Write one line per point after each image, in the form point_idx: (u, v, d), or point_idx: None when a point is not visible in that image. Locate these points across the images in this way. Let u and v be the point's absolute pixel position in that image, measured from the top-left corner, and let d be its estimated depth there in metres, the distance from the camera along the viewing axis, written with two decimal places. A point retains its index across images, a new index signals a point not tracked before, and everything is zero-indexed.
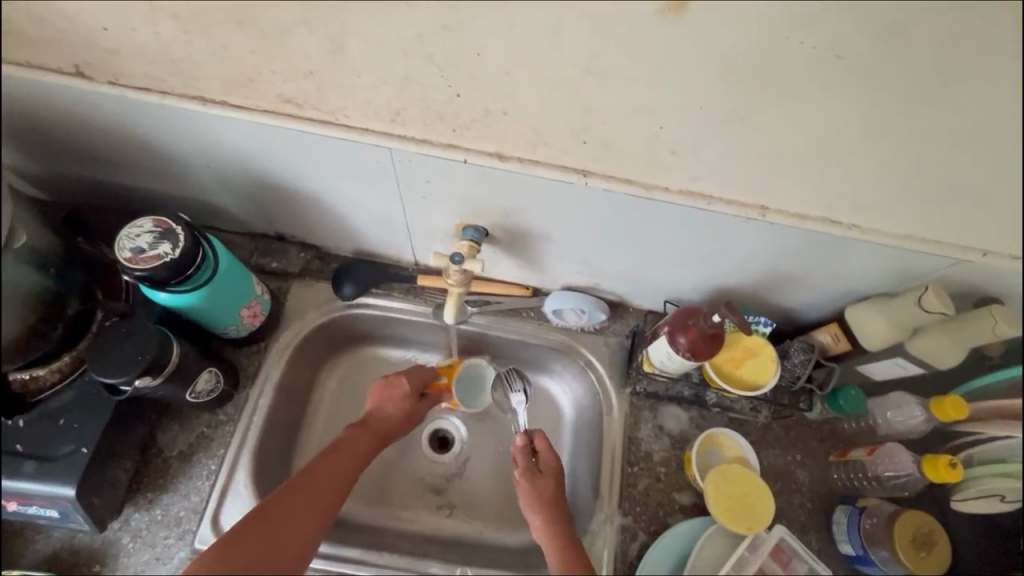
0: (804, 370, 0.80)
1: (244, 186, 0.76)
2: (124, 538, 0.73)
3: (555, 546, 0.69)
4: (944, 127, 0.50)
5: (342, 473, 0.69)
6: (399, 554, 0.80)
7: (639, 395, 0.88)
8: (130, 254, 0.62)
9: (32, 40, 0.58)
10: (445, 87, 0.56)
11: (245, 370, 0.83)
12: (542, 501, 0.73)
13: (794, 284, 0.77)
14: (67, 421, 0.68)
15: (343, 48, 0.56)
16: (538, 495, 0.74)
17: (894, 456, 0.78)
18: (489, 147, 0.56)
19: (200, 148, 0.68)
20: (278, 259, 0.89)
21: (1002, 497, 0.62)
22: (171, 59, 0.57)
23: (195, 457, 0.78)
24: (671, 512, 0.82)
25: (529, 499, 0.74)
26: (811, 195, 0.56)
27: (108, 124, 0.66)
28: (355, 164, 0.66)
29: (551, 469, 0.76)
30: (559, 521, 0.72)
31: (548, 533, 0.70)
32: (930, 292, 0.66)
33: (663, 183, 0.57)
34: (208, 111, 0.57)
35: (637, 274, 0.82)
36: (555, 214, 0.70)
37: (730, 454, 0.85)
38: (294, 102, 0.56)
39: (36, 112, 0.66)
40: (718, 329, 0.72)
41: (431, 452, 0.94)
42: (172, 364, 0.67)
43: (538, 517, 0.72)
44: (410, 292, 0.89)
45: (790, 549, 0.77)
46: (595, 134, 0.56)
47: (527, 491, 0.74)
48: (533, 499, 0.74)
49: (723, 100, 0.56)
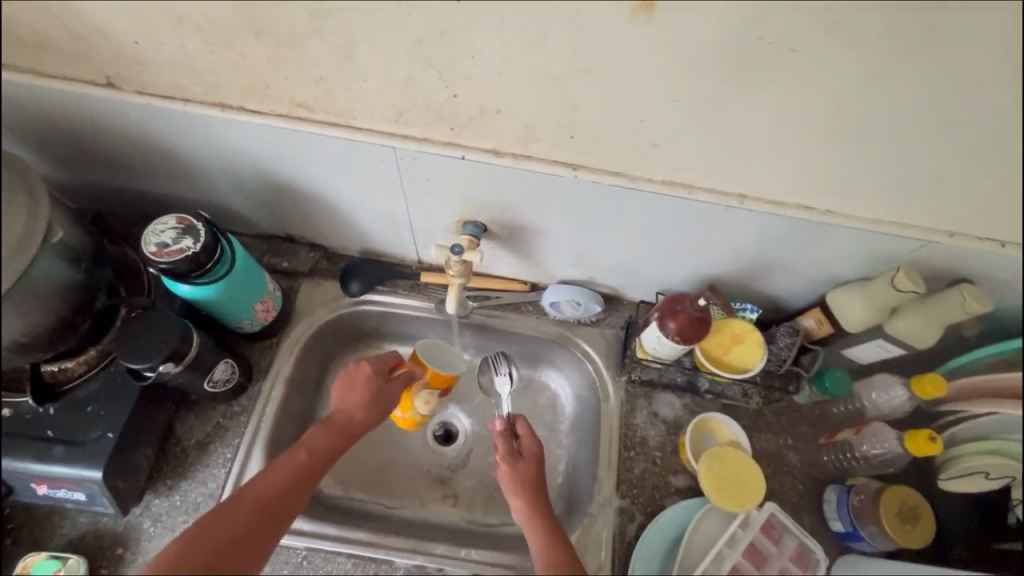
0: (788, 354, 0.85)
1: (257, 188, 0.81)
2: (146, 522, 0.77)
3: (535, 528, 0.72)
4: (939, 121, 0.53)
5: (309, 471, 0.69)
6: (407, 538, 0.84)
7: (635, 383, 0.92)
8: (155, 249, 0.67)
9: (66, 54, 0.63)
10: (443, 88, 0.59)
11: (258, 364, 0.87)
12: (524, 485, 0.76)
13: (777, 271, 0.81)
14: (94, 408, 0.72)
15: (351, 55, 0.57)
16: (518, 479, 0.77)
17: (879, 435, 0.81)
18: (485, 144, 0.65)
19: (217, 152, 0.74)
20: (288, 259, 0.93)
21: (987, 475, 0.62)
22: (191, 68, 0.62)
23: (212, 446, 0.82)
24: (667, 494, 0.85)
25: (510, 484, 0.77)
26: (780, 188, 0.64)
27: (133, 133, 0.73)
28: (361, 164, 0.71)
29: (532, 454, 0.80)
30: (537, 506, 0.75)
31: (528, 516, 0.74)
32: (902, 273, 0.70)
33: (646, 175, 0.65)
34: (225, 115, 0.66)
35: (629, 266, 0.86)
36: (548, 208, 0.75)
37: (723, 438, 0.88)
38: (305, 105, 0.64)
39: (67, 124, 0.73)
40: (704, 312, 0.76)
41: (436, 444, 0.98)
42: (191, 353, 0.72)
43: (518, 501, 0.75)
44: (414, 289, 0.93)
45: (781, 526, 0.79)
46: (581, 129, 0.61)
47: (509, 473, 0.78)
48: (515, 483, 0.77)
49: (699, 92, 0.56)
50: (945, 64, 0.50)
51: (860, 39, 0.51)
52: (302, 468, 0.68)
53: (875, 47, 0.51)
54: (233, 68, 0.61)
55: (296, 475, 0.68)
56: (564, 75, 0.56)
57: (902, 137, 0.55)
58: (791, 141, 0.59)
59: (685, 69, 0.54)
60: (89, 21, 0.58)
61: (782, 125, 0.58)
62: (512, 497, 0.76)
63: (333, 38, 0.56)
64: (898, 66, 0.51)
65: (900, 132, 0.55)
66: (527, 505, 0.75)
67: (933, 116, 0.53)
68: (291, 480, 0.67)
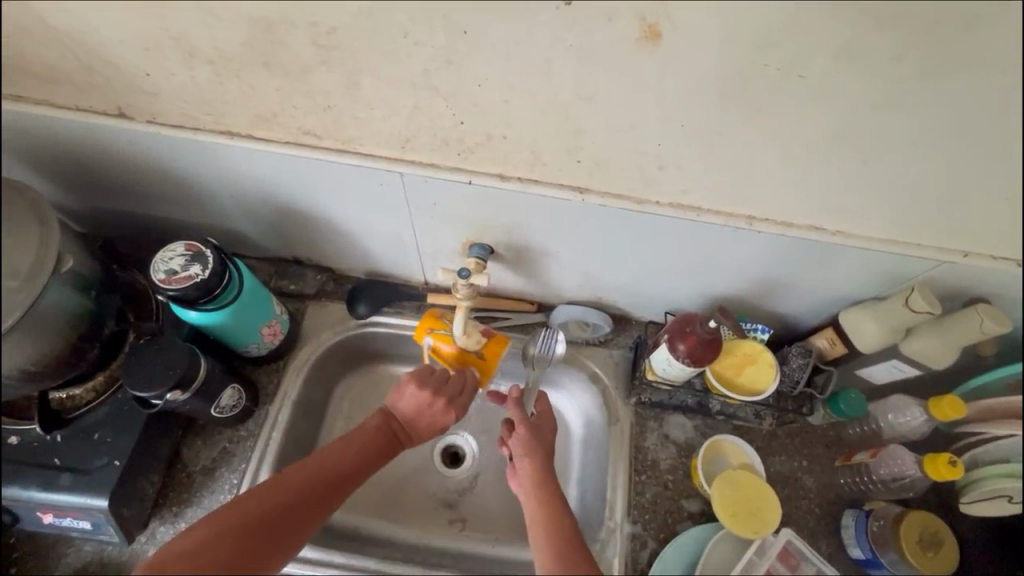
0: (802, 375, 0.83)
1: (265, 213, 0.82)
2: (150, 550, 0.76)
3: (541, 501, 0.72)
4: (948, 138, 0.52)
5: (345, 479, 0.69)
6: (414, 564, 0.83)
7: (644, 404, 0.90)
8: (164, 275, 0.68)
9: (80, 86, 0.64)
10: (448, 114, 0.59)
11: (265, 389, 0.87)
12: (535, 447, 0.77)
13: (787, 292, 0.80)
14: (101, 435, 0.72)
15: (358, 85, 0.58)
16: (537, 447, 0.77)
17: (896, 458, 0.78)
18: (492, 169, 0.65)
19: (226, 179, 0.75)
20: (295, 282, 0.94)
21: (1010, 499, 0.62)
22: (201, 99, 0.63)
23: (218, 472, 0.81)
24: (680, 519, 0.84)
25: (527, 449, 0.77)
26: (789, 209, 0.64)
27: (143, 160, 0.74)
28: (368, 189, 0.72)
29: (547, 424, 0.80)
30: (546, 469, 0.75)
31: (536, 484, 0.74)
32: (916, 293, 0.68)
33: (655, 197, 0.66)
34: (235, 143, 0.67)
35: (636, 287, 0.86)
36: (555, 229, 0.74)
37: (735, 461, 0.86)
38: (313, 133, 0.65)
39: (78, 153, 0.74)
40: (714, 334, 0.75)
41: (444, 466, 0.97)
42: (199, 379, 0.72)
43: (532, 466, 0.75)
44: (420, 310, 0.93)
45: (798, 553, 0.77)
46: (587, 153, 0.61)
47: (527, 436, 0.78)
48: (533, 447, 0.77)
49: (704, 118, 0.56)
50: (957, 90, 0.49)
51: (867, 67, 0.49)
52: (331, 487, 0.68)
53: (877, 77, 0.50)
54: (242, 98, 0.62)
55: (312, 496, 0.66)
56: (568, 102, 0.56)
57: (920, 160, 0.55)
58: (798, 162, 0.58)
59: (691, 94, 0.54)
60: (100, 54, 0.59)
61: (789, 147, 0.57)
62: (524, 459, 0.76)
63: (340, 68, 0.56)
64: (903, 101, 0.51)
65: (914, 156, 0.55)
66: (536, 474, 0.75)
67: (938, 141, 0.53)
68: (309, 496, 0.66)
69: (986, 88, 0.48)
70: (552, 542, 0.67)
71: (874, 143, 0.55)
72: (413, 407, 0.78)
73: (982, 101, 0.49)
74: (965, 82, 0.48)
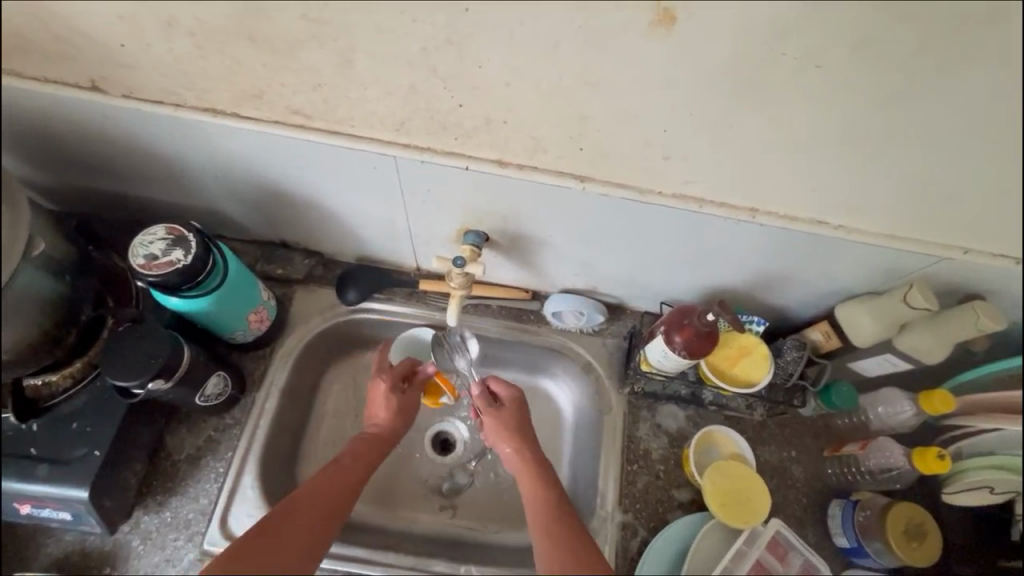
0: (797, 367, 0.82)
1: (251, 194, 0.78)
2: (135, 540, 0.75)
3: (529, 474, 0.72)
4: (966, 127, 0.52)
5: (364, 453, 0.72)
6: (404, 553, 0.82)
7: (637, 394, 0.90)
8: (143, 261, 0.64)
9: (49, 55, 0.60)
10: (447, 96, 0.57)
11: (251, 375, 0.85)
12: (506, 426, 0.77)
13: (786, 284, 0.79)
14: (79, 424, 0.70)
15: (352, 62, 0.55)
16: (507, 426, 0.77)
17: (885, 450, 0.80)
18: (490, 155, 0.62)
19: (209, 159, 0.71)
20: (282, 266, 0.91)
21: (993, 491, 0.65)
22: (183, 72, 0.59)
23: (204, 460, 0.79)
24: (670, 508, 0.84)
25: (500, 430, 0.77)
26: (800, 203, 0.61)
27: (120, 136, 0.69)
28: (359, 172, 0.69)
29: (513, 400, 0.80)
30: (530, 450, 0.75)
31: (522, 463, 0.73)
32: (914, 288, 0.68)
33: (658, 187, 0.62)
34: (218, 121, 0.62)
35: (633, 277, 0.84)
36: (552, 218, 0.72)
37: (726, 451, 0.86)
38: (302, 113, 0.61)
39: (48, 127, 0.69)
40: (713, 327, 0.74)
41: (434, 455, 0.96)
42: (182, 369, 0.69)
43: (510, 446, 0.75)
44: (412, 297, 0.91)
45: (786, 542, 0.78)
46: (591, 140, 0.59)
47: (490, 421, 0.78)
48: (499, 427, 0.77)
49: (715, 107, 0.54)
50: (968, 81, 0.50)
51: (887, 56, 0.50)
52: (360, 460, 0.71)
53: (895, 69, 0.50)
54: (226, 73, 0.58)
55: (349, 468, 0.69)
56: (572, 87, 0.55)
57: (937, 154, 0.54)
58: (807, 157, 0.57)
59: (699, 82, 0.53)
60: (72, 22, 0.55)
61: (801, 135, 0.55)
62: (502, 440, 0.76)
63: (333, 45, 0.54)
64: (921, 98, 0.51)
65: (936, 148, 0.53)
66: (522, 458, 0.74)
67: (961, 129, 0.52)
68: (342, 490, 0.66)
69: (999, 79, 0.49)
70: (543, 518, 0.67)
71: (888, 136, 0.54)
72: (394, 420, 0.78)
73: (995, 90, 0.50)
74: (975, 78, 0.50)
